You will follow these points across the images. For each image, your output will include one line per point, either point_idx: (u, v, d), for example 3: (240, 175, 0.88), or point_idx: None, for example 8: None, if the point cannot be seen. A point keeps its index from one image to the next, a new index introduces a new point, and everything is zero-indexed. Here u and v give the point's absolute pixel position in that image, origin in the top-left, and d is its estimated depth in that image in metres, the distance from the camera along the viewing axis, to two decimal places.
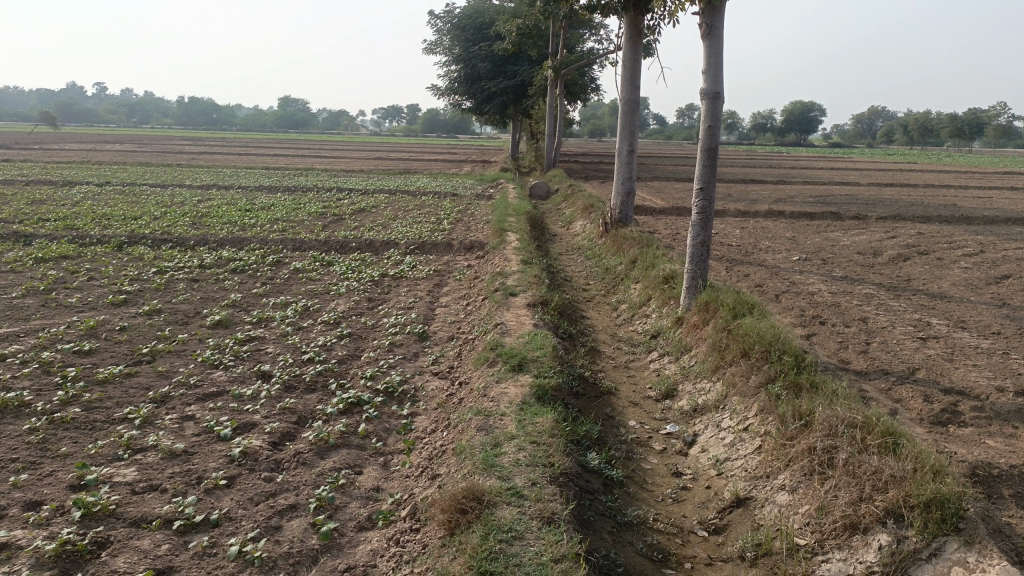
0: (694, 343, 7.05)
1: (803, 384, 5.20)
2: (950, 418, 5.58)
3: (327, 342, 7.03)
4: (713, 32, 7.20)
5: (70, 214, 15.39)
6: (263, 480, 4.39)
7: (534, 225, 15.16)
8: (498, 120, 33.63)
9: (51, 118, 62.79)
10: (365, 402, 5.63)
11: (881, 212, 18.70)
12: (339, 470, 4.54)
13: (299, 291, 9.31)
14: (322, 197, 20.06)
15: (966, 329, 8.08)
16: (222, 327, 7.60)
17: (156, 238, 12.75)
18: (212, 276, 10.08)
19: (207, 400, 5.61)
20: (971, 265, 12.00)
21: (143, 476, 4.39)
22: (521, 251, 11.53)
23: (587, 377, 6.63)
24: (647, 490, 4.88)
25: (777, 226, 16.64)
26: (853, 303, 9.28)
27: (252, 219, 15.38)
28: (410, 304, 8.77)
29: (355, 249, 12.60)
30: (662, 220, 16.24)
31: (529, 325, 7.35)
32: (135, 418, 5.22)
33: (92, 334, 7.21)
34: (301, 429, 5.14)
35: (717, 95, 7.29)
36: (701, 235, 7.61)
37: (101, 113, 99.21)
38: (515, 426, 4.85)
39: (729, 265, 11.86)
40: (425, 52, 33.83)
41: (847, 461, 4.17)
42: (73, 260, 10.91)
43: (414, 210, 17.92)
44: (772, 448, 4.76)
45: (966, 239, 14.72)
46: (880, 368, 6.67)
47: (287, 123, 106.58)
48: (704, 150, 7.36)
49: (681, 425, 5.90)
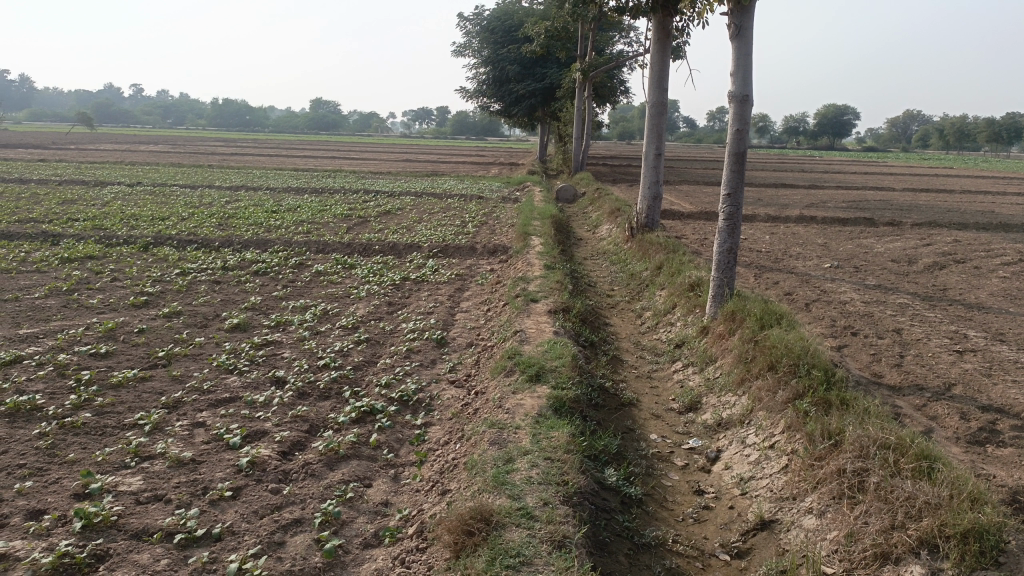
0: (719, 353, 6.83)
1: (832, 401, 4.98)
2: (989, 437, 5.31)
3: (344, 348, 6.92)
4: (742, 33, 6.98)
5: (99, 215, 15.52)
6: (270, 492, 4.27)
7: (560, 228, 14.99)
8: (526, 123, 33.52)
9: (88, 118, 63.84)
10: (378, 411, 5.50)
11: (916, 218, 18.23)
12: (347, 483, 4.41)
13: (318, 294, 9.24)
14: (348, 199, 20.08)
15: (1005, 342, 7.76)
16: (239, 331, 7.52)
17: (181, 239, 12.78)
18: (233, 278, 10.04)
19: (219, 406, 5.52)
20: (1010, 275, 11.59)
21: (149, 485, 4.30)
22: (545, 256, 11.37)
23: (607, 387, 6.44)
24: (667, 509, 4.68)
25: (808, 232, 16.29)
26: (886, 313, 8.98)
27: (278, 221, 15.37)
28: (430, 309, 8.64)
29: (378, 252, 12.52)
30: (690, 225, 15.96)
31: (549, 333, 7.18)
32: (145, 424, 5.14)
33: (110, 336, 7.18)
34: (311, 439, 5.02)
35: (745, 98, 7.06)
36: (729, 242, 7.39)
37: (136, 114, 100.75)
38: (529, 440, 4.68)
39: (758, 272, 11.60)
40: (454, 54, 33.79)
41: (879, 485, 3.95)
42: (98, 261, 10.94)
43: (439, 212, 17.81)
44: (800, 468, 4.54)
45: (1004, 247, 14.28)
46: (915, 382, 6.41)
47: (318, 125, 107.50)
48: (732, 154, 7.14)
49: (704, 440, 5.69)
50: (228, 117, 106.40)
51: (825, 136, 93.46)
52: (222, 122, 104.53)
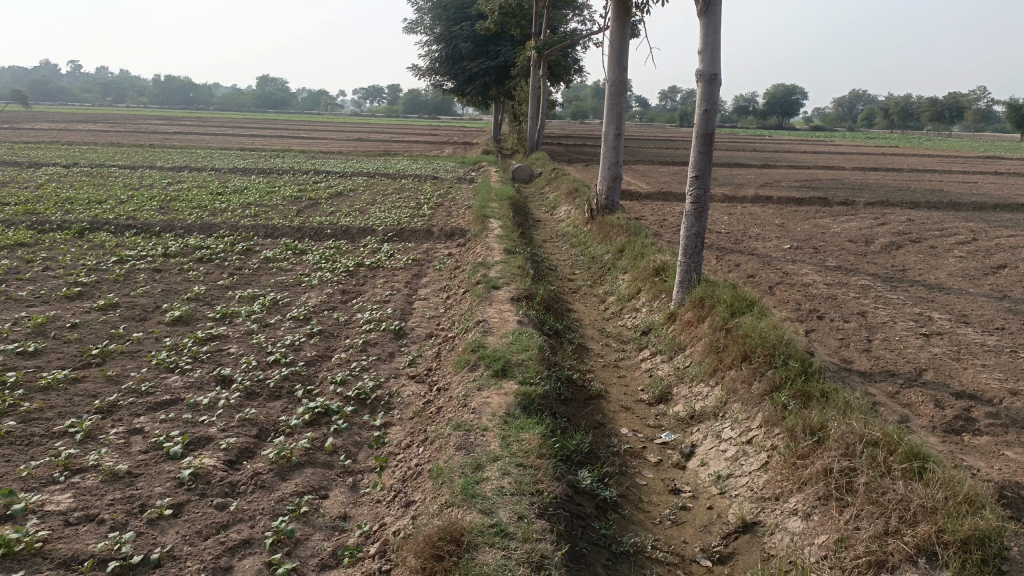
0: (688, 341, 6.61)
1: (812, 394, 4.79)
2: (964, 426, 5.19)
3: (295, 342, 6.51)
4: (711, 9, 6.70)
5: (32, 198, 14.66)
6: (214, 508, 3.90)
7: (518, 210, 14.67)
8: (480, 102, 33.05)
9: (23, 97, 61.01)
10: (333, 412, 5.12)
11: (868, 197, 18.33)
12: (301, 495, 4.05)
13: (268, 283, 8.76)
14: (298, 180, 19.42)
15: (969, 324, 7.71)
16: (182, 324, 7.04)
17: (120, 224, 12.10)
18: (176, 266, 9.48)
19: (159, 410, 5.09)
20: (964, 254, 11.65)
21: (79, 504, 3.88)
22: (504, 239, 11.03)
23: (575, 379, 6.15)
24: (642, 511, 4.43)
25: (765, 212, 16.26)
26: (849, 296, 8.87)
27: (224, 203, 14.73)
28: (387, 297, 8.26)
29: (330, 236, 12.04)
30: (648, 206, 15.79)
31: (513, 323, 6.86)
32: (76, 433, 4.69)
33: (40, 332, 6.64)
34: (261, 445, 4.64)
35: (714, 77, 6.79)
36: (696, 227, 7.14)
37: (74, 92, 96.70)
38: (498, 444, 4.38)
39: (719, 254, 11.44)
40: (405, 31, 33.03)
41: (869, 487, 3.76)
42: (28, 249, 10.25)
43: (393, 194, 17.32)
44: (782, 466, 4.33)
45: (957, 226, 14.41)
46: (885, 368, 6.28)
47: (266, 103, 105.06)
48: (700, 135, 6.87)
49: (677, 433, 5.46)
50: (172, 95, 103.03)
51: (774, 116, 94.49)
52: (165, 101, 101.30)
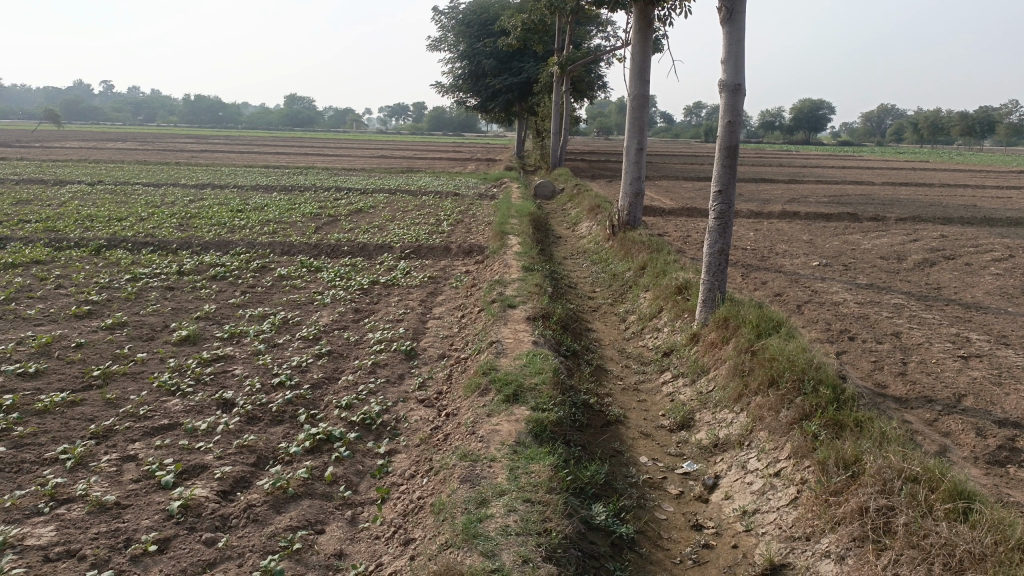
0: (712, 364, 6.29)
1: (844, 423, 4.46)
2: (1010, 457, 4.83)
3: (302, 363, 6.29)
4: (734, 17, 6.45)
5: (53, 215, 14.68)
6: (203, 544, 3.67)
7: (538, 226, 14.44)
8: (503, 118, 32.99)
9: (57, 117, 61.98)
10: (336, 438, 4.88)
11: (899, 213, 17.83)
12: (295, 530, 3.81)
13: (279, 302, 8.58)
14: (319, 197, 19.38)
15: (1010, 346, 7.31)
16: (188, 344, 6.85)
17: (136, 241, 12.03)
18: (188, 284, 9.34)
19: (156, 435, 4.88)
20: (1001, 271, 11.20)
21: (61, 538, 3.66)
22: (523, 256, 10.79)
23: (592, 403, 5.86)
24: (661, 549, 4.11)
25: (792, 228, 15.87)
26: (882, 315, 8.49)
27: (242, 220, 14.66)
28: (400, 316, 8.03)
29: (347, 253, 11.88)
30: (672, 222, 15.47)
31: (528, 344, 6.60)
32: (67, 459, 4.49)
33: (44, 352, 6.48)
34: (257, 474, 4.40)
35: (738, 88, 6.51)
36: (719, 244, 6.83)
37: (106, 111, 98.30)
38: (506, 477, 4.11)
39: (745, 272, 11.09)
40: (429, 48, 33.09)
41: (909, 528, 3.44)
42: (44, 266, 10.19)
43: (413, 210, 17.17)
44: (812, 502, 4.01)
45: (992, 242, 13.91)
46: (922, 394, 5.91)
47: (292, 120, 106.34)
48: (723, 148, 6.59)
49: (700, 463, 5.15)
50: (201, 114, 104.39)
51: (801, 131, 93.58)
52: (195, 120, 102.74)
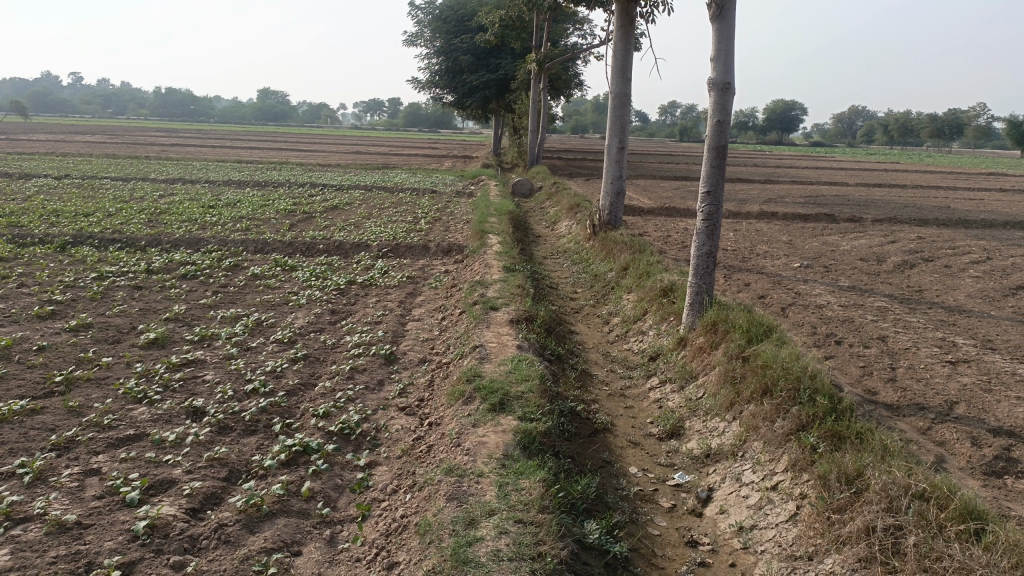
0: (700, 370, 6.13)
1: (844, 435, 4.31)
2: (1007, 468, 4.70)
3: (277, 368, 6.02)
4: (724, 13, 6.28)
5: (16, 210, 14.18)
6: (171, 569, 3.41)
7: (518, 225, 14.23)
8: (479, 114, 32.73)
9: (21, 108, 60.43)
10: (313, 450, 4.64)
11: (876, 214, 17.86)
12: (271, 552, 3.57)
13: (252, 302, 8.28)
14: (293, 193, 18.99)
15: (996, 351, 7.24)
16: (156, 347, 6.55)
17: (104, 238, 11.62)
18: (157, 283, 8.99)
19: (122, 447, 4.60)
20: (981, 274, 11.19)
21: (15, 562, 3.38)
22: (503, 256, 10.57)
23: (579, 411, 5.67)
24: (657, 567, 3.94)
25: (771, 228, 15.83)
26: (867, 319, 8.40)
27: (214, 217, 14.29)
28: (378, 318, 7.78)
29: (322, 251, 11.59)
30: (651, 221, 15.35)
31: (512, 348, 6.38)
32: (25, 474, 4.19)
33: (3, 355, 6.15)
34: (230, 490, 4.15)
35: (728, 86, 6.35)
36: (707, 246, 6.66)
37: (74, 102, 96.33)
38: (494, 494, 3.90)
39: (727, 273, 10.98)
40: (405, 44, 32.73)
41: (919, 548, 3.30)
42: (5, 263, 9.78)
43: (390, 208, 16.87)
44: (815, 519, 3.86)
45: (969, 244, 13.94)
46: (914, 401, 5.78)
47: (266, 114, 105.20)
48: (712, 148, 6.42)
49: (692, 474, 4.98)
50: (171, 107, 102.77)
51: (774, 131, 94.28)
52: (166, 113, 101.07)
